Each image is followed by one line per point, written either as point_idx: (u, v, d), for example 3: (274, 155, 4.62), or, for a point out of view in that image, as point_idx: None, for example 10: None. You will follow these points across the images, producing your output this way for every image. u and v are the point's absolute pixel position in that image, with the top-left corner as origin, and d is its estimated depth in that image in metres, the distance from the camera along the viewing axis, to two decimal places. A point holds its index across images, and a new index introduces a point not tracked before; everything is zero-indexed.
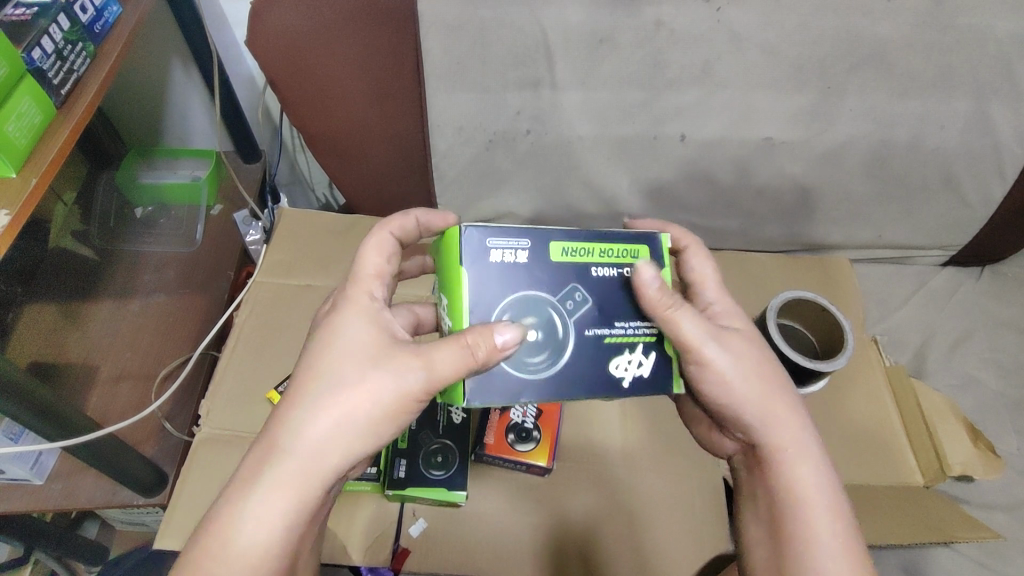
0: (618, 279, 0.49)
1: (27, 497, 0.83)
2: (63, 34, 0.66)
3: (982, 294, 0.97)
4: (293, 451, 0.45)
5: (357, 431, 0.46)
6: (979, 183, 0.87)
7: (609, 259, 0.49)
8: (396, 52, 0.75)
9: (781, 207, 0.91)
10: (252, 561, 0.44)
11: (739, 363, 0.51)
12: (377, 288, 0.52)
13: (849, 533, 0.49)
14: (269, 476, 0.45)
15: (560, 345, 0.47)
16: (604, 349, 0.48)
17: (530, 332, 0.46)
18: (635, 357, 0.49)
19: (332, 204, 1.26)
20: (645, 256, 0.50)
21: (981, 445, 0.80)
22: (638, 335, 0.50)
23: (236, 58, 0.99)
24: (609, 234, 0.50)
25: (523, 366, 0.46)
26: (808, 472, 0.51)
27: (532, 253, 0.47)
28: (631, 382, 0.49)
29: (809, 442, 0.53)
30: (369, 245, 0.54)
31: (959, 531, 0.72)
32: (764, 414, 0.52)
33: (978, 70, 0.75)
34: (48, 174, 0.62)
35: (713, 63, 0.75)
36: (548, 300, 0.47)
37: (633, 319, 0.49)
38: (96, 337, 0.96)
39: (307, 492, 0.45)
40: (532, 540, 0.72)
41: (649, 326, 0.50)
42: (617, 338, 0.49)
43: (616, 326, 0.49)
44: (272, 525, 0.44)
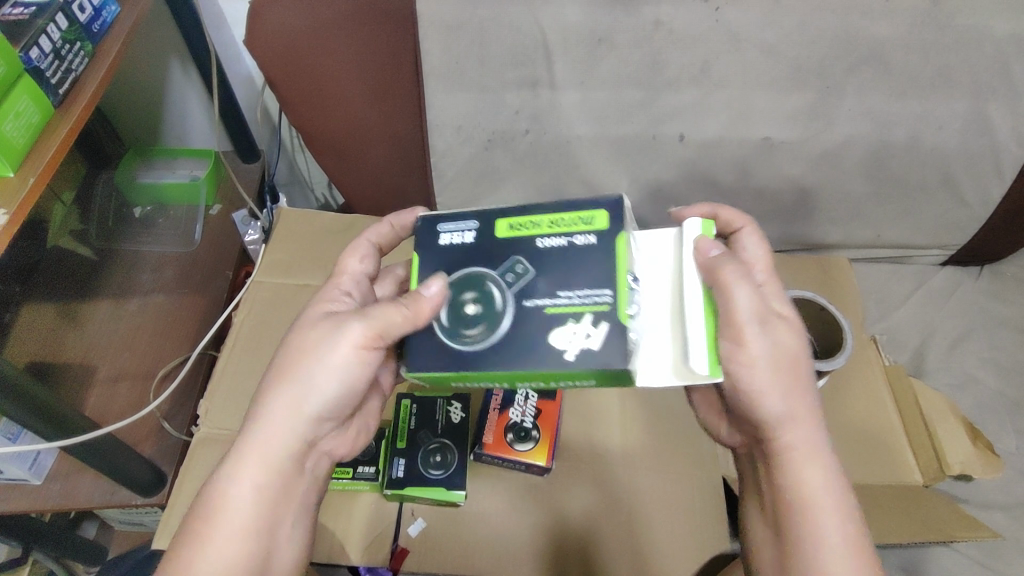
0: (567, 248, 0.47)
1: (25, 497, 0.83)
2: (62, 34, 0.66)
3: (981, 294, 0.97)
4: (258, 415, 0.52)
5: (309, 390, 0.51)
6: (978, 183, 0.86)
7: (560, 230, 0.48)
8: (395, 52, 0.75)
9: (781, 207, 0.91)
10: (235, 520, 0.50)
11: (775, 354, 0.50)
12: (349, 283, 0.57)
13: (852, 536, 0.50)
14: (247, 443, 0.51)
15: (496, 318, 0.46)
16: (547, 321, 0.46)
17: (467, 304, 0.47)
18: (582, 327, 0.45)
19: (332, 203, 1.26)
20: (600, 222, 0.48)
21: (981, 445, 0.80)
22: (589, 304, 0.45)
23: (235, 57, 0.99)
24: (562, 205, 0.49)
25: (459, 337, 0.47)
26: (819, 474, 0.51)
27: (480, 233, 0.50)
28: (576, 356, 0.44)
29: (823, 444, 0.52)
30: (347, 252, 0.60)
31: (958, 530, 0.71)
32: (789, 411, 0.51)
33: (977, 70, 0.75)
34: (46, 173, 0.62)
35: (712, 62, 0.75)
36: (487, 274, 0.48)
37: (582, 288, 0.46)
38: (95, 337, 0.96)
39: (274, 450, 0.51)
40: (531, 539, 0.72)
41: (600, 294, 0.45)
42: (560, 308, 0.46)
43: (560, 296, 0.46)
44: (246, 483, 0.50)
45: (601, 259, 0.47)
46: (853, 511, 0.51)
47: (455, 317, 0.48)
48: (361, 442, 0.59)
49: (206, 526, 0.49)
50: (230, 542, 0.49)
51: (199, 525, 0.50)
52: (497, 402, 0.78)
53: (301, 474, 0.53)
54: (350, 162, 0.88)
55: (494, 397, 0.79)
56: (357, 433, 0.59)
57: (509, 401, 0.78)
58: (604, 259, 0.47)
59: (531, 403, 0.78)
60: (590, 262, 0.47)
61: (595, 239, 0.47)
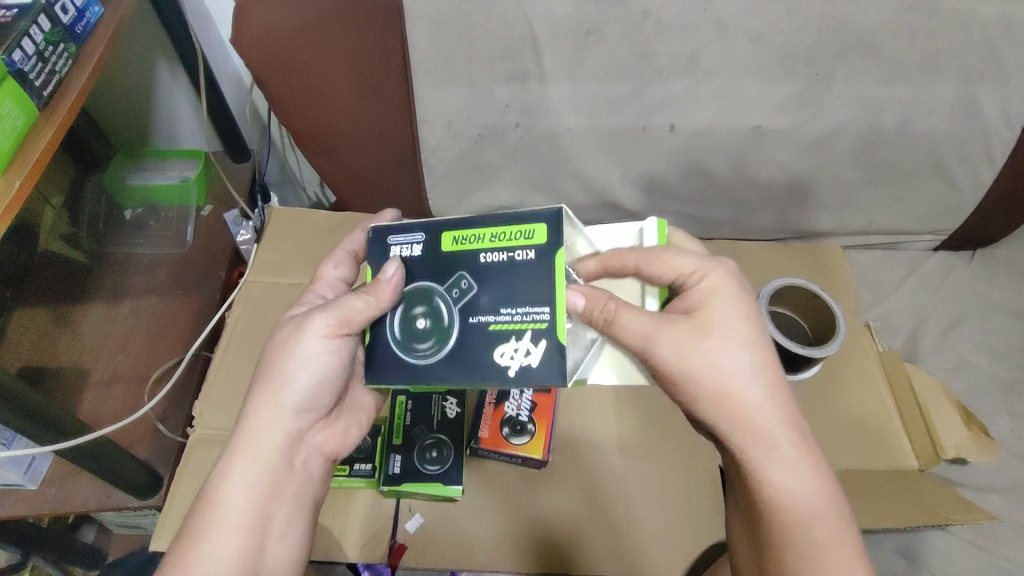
0: (507, 264, 0.49)
1: (19, 502, 0.83)
2: (45, 35, 0.65)
3: (973, 278, 0.98)
4: (243, 419, 0.53)
5: (284, 386, 0.52)
6: (968, 167, 0.87)
7: (499, 245, 0.49)
8: (382, 47, 0.74)
9: (773, 197, 0.91)
10: (230, 519, 0.49)
11: (696, 357, 0.48)
12: (323, 288, 0.59)
13: (825, 531, 0.49)
14: (233, 446, 0.52)
15: (444, 334, 0.49)
16: (490, 337, 0.49)
17: (418, 319, 0.50)
18: (522, 344, 0.48)
19: (324, 202, 1.25)
20: (539, 236, 0.49)
21: (975, 428, 0.80)
22: (528, 321, 0.48)
23: (222, 56, 0.99)
24: (501, 218, 0.50)
25: (411, 351, 0.50)
26: (783, 475, 0.49)
27: (426, 245, 0.51)
28: (516, 371, 0.47)
29: (783, 440, 0.49)
30: (325, 259, 0.61)
31: (951, 512, 0.72)
32: (734, 418, 0.49)
33: (964, 55, 0.75)
34: (32, 175, 0.62)
35: (700, 52, 0.74)
36: (433, 289, 0.50)
37: (522, 304, 0.48)
38: (87, 340, 0.95)
39: (261, 448, 0.52)
40: (526, 531, 0.72)
41: (538, 311, 0.48)
42: (503, 325, 0.48)
43: (502, 313, 0.49)
44: (234, 482, 0.51)
45: (540, 274, 0.48)
46: (820, 508, 0.49)
47: (409, 332, 0.51)
48: (352, 436, 0.60)
49: (200, 527, 0.49)
50: (228, 543, 0.49)
51: (193, 533, 0.49)
52: (492, 396, 0.78)
53: (289, 470, 0.53)
54: (342, 160, 0.87)
55: (490, 390, 0.79)
56: (348, 427, 0.59)
57: (505, 395, 0.78)
58: (542, 273, 0.48)
59: (526, 396, 0.78)
60: (529, 278, 0.48)
61: (534, 254, 0.49)
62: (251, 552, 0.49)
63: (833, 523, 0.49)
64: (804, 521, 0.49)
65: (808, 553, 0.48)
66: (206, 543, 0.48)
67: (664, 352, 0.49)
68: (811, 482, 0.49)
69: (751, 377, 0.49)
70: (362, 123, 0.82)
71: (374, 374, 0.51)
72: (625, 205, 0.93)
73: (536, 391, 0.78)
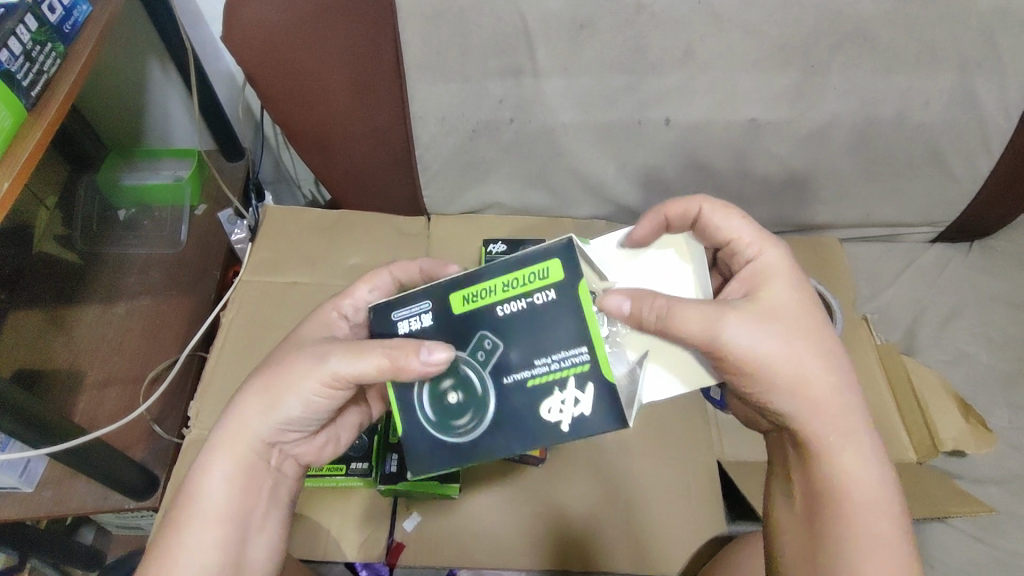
0: (529, 313, 0.44)
1: (15, 505, 0.82)
2: (31, 35, 0.65)
3: (972, 269, 0.97)
4: (231, 411, 0.52)
5: (273, 402, 0.50)
6: (965, 158, 0.86)
7: (513, 295, 0.44)
8: (375, 43, 0.74)
9: (770, 190, 0.91)
10: (207, 513, 0.49)
11: (764, 338, 0.47)
12: (349, 309, 0.57)
13: (891, 527, 0.46)
14: (216, 438, 0.51)
15: (480, 405, 0.45)
16: (530, 394, 0.44)
17: (450, 393, 0.46)
18: (568, 394, 0.44)
19: (320, 199, 1.24)
20: (555, 274, 0.44)
21: (973, 420, 0.82)
22: (564, 369, 0.44)
23: (214, 55, 0.98)
24: (510, 265, 0.44)
25: (452, 429, 0.46)
26: (853, 464, 0.47)
27: (436, 312, 0.46)
28: (569, 425, 0.43)
29: (858, 426, 0.48)
30: (361, 277, 0.59)
31: (954, 505, 0.73)
32: (802, 399, 0.48)
33: (961, 45, 0.74)
34: (21, 177, 0.61)
35: (695, 45, 0.74)
36: (457, 358, 0.45)
37: (556, 350, 0.44)
38: (81, 342, 0.95)
39: (240, 448, 0.51)
40: (525, 529, 0.72)
41: (577, 353, 0.44)
42: (541, 377, 0.44)
43: (537, 364, 0.44)
44: (213, 475, 0.50)
45: (566, 314, 0.43)
46: (886, 503, 0.47)
47: (443, 408, 0.47)
48: (327, 454, 0.58)
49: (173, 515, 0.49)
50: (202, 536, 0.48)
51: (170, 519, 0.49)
52: None
53: (264, 474, 0.52)
54: (335, 159, 0.87)
55: None
56: (327, 443, 0.58)
57: None
58: (569, 314, 0.43)
59: None
60: (556, 320, 0.44)
61: (554, 294, 0.44)
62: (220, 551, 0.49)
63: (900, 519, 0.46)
64: (869, 517, 0.46)
65: (874, 550, 0.45)
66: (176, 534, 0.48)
67: (733, 334, 0.47)
68: (880, 474, 0.47)
69: (822, 362, 0.48)
70: (354, 121, 0.81)
71: (410, 445, 0.47)
72: (622, 200, 0.93)
73: None
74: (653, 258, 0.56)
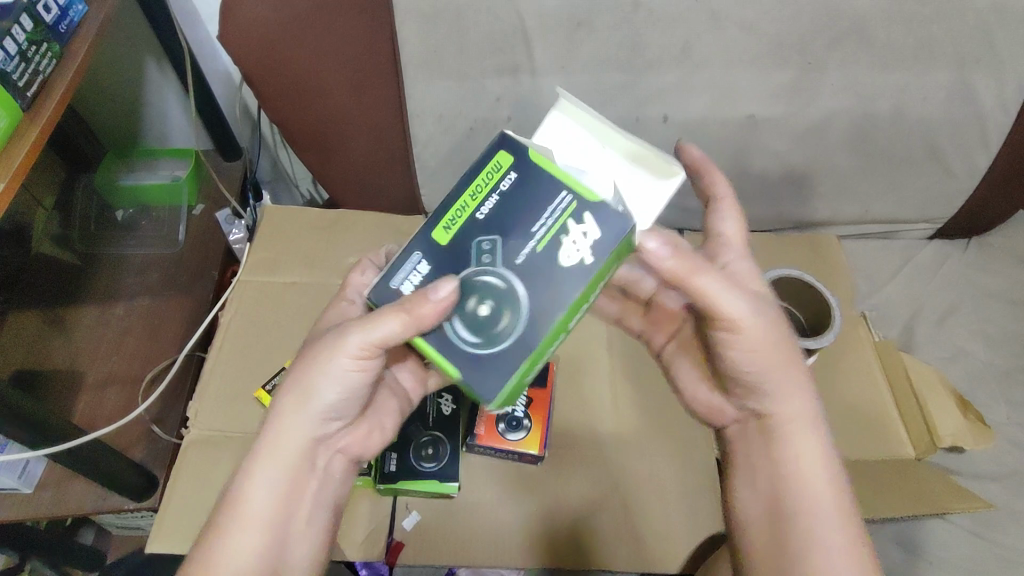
0: (505, 200, 0.44)
1: (15, 506, 0.82)
2: (27, 35, 0.64)
3: (969, 265, 0.97)
4: (270, 414, 0.52)
5: (310, 396, 0.50)
6: (962, 154, 0.86)
7: (482, 196, 0.45)
8: (372, 42, 0.73)
9: (768, 187, 0.91)
10: (251, 521, 0.50)
11: (764, 317, 0.51)
12: (352, 295, 0.57)
13: (843, 504, 0.52)
14: (257, 447, 0.51)
15: (511, 293, 0.43)
16: (545, 258, 0.43)
17: (478, 309, 0.43)
18: (575, 232, 0.43)
19: (317, 199, 1.24)
20: (507, 159, 0.45)
21: (971, 416, 0.81)
22: (560, 215, 0.43)
23: (211, 54, 0.98)
24: (466, 175, 0.45)
25: (500, 338, 0.43)
26: (808, 449, 0.53)
27: (426, 255, 0.45)
28: (591, 255, 0.43)
29: (815, 417, 0.54)
30: (354, 267, 0.59)
31: (950, 502, 0.72)
32: (780, 384, 0.53)
33: (959, 42, 0.74)
34: (16, 177, 0.61)
35: (693, 42, 0.74)
36: (468, 275, 0.44)
37: (542, 212, 0.44)
38: (80, 343, 0.95)
39: (284, 450, 0.51)
40: (525, 527, 0.72)
41: (560, 199, 0.44)
42: (544, 241, 0.43)
43: (535, 232, 0.43)
44: (259, 482, 0.50)
45: (537, 182, 0.44)
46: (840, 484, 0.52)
47: (478, 328, 0.44)
48: (377, 440, 0.58)
49: (226, 527, 0.49)
50: (248, 542, 0.49)
51: (219, 528, 0.49)
52: None
53: (311, 472, 0.52)
54: (333, 159, 0.86)
55: None
56: (371, 430, 0.57)
57: None
58: (537, 180, 0.44)
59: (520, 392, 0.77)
60: (532, 194, 0.44)
61: (516, 173, 0.45)
62: (272, 551, 0.50)
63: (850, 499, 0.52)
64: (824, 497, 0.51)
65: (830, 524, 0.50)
66: (231, 543, 0.49)
67: (735, 303, 0.49)
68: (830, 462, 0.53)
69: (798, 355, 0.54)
70: (351, 119, 0.80)
71: (471, 379, 0.43)
72: None
73: (531, 387, 0.77)
74: (574, 134, 0.51)
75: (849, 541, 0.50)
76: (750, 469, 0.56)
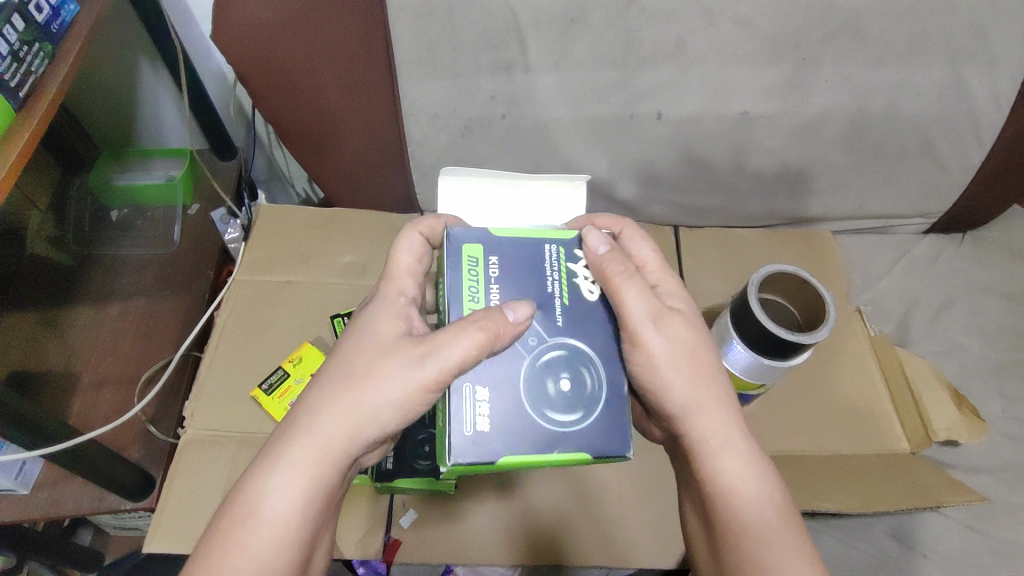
0: (506, 278, 0.49)
1: (12, 507, 0.82)
2: (19, 35, 0.64)
3: (964, 260, 0.97)
4: (308, 417, 0.47)
5: (367, 416, 0.47)
6: (956, 149, 0.86)
7: (484, 292, 0.49)
8: (366, 40, 0.73)
9: (762, 183, 0.91)
10: (270, 529, 0.45)
11: (670, 335, 0.50)
12: (408, 285, 0.54)
13: (774, 519, 0.50)
14: (291, 456, 0.47)
15: (574, 356, 0.48)
16: (577, 302, 0.50)
17: (565, 385, 0.47)
18: (582, 270, 0.51)
19: (313, 197, 1.24)
20: (475, 250, 0.50)
21: (966, 410, 0.81)
22: (561, 264, 0.50)
23: (205, 53, 0.97)
24: (455, 287, 0.49)
25: (596, 395, 0.48)
26: (732, 463, 0.51)
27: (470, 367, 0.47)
28: None
29: (739, 434, 0.52)
30: (401, 243, 0.55)
31: (945, 494, 0.72)
32: (698, 402, 0.52)
33: (952, 36, 0.74)
34: (8, 179, 0.61)
35: (686, 38, 0.73)
36: (533, 369, 0.47)
37: (546, 272, 0.50)
38: (74, 344, 0.94)
39: (325, 467, 0.47)
40: (521, 525, 0.72)
41: (549, 252, 0.51)
42: (563, 287, 0.50)
43: (552, 288, 0.50)
44: (288, 493, 0.46)
45: (519, 250, 0.50)
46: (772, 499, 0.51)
47: (578, 400, 0.47)
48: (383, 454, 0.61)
49: (239, 536, 0.45)
50: (265, 546, 0.45)
51: (230, 534, 0.45)
52: None
53: (339, 488, 0.50)
54: (327, 157, 0.86)
55: None
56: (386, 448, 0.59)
57: None
58: (517, 253, 0.50)
59: None
60: (521, 265, 0.50)
61: (497, 256, 0.50)
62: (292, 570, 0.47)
63: (784, 513, 0.50)
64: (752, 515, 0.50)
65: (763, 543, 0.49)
66: (245, 552, 0.45)
67: (645, 322, 0.49)
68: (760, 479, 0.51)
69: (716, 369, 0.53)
70: (346, 118, 0.80)
71: (599, 447, 0.46)
72: (617, 194, 0.93)
73: None
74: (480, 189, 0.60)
75: (786, 554, 0.49)
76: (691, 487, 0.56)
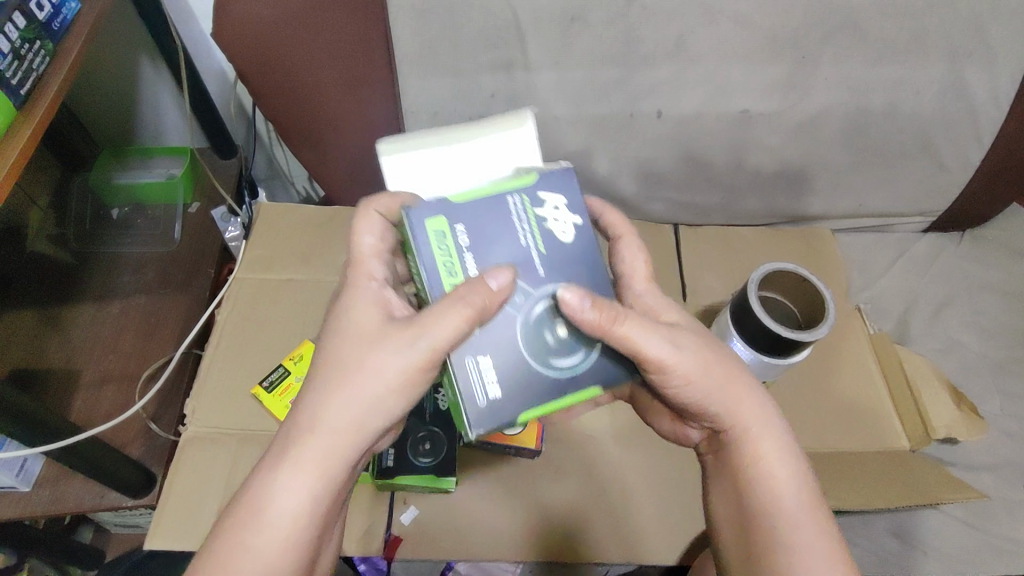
0: (478, 243, 0.47)
1: (13, 505, 0.83)
2: (20, 32, 0.64)
3: (964, 258, 0.98)
4: (310, 414, 0.47)
5: (369, 407, 0.47)
6: (956, 148, 0.87)
7: (459, 261, 0.47)
8: (366, 38, 0.73)
9: (761, 181, 0.91)
10: (280, 527, 0.46)
11: (687, 350, 0.50)
12: (376, 266, 0.53)
13: (812, 510, 0.51)
14: (296, 454, 0.47)
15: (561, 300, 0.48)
16: (552, 250, 0.49)
17: (561, 331, 0.48)
18: (550, 214, 0.49)
19: (314, 195, 1.24)
20: (440, 221, 0.47)
21: (965, 407, 0.81)
22: (529, 214, 0.49)
23: (205, 51, 0.98)
24: (430, 264, 0.47)
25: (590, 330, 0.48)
26: (771, 453, 0.53)
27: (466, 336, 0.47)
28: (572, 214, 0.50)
29: (773, 426, 0.53)
30: (359, 223, 0.53)
31: (940, 492, 0.72)
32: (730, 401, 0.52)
33: (952, 34, 0.74)
34: (10, 176, 0.61)
35: (686, 37, 0.74)
36: (529, 326, 0.47)
37: (517, 230, 0.48)
38: (75, 342, 0.94)
39: (332, 463, 0.47)
40: (522, 522, 0.73)
41: (515, 204, 0.49)
42: (535, 238, 0.49)
43: (525, 244, 0.48)
44: (296, 491, 0.46)
45: (486, 210, 0.48)
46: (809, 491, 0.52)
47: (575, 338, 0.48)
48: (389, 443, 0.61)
49: (250, 536, 0.45)
50: (276, 542, 0.45)
51: (239, 533, 0.46)
52: None
53: (348, 482, 0.50)
54: (327, 156, 0.86)
55: None
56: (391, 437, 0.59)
57: None
58: (484, 213, 0.48)
59: None
60: (491, 226, 0.48)
61: (464, 223, 0.48)
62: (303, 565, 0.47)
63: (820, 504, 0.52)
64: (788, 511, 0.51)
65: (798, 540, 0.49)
66: (255, 550, 0.45)
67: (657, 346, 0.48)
68: (795, 472, 0.52)
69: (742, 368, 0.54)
70: (347, 116, 0.80)
71: (605, 376, 0.49)
72: (616, 192, 0.94)
73: None
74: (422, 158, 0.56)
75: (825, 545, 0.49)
76: (718, 491, 0.56)
